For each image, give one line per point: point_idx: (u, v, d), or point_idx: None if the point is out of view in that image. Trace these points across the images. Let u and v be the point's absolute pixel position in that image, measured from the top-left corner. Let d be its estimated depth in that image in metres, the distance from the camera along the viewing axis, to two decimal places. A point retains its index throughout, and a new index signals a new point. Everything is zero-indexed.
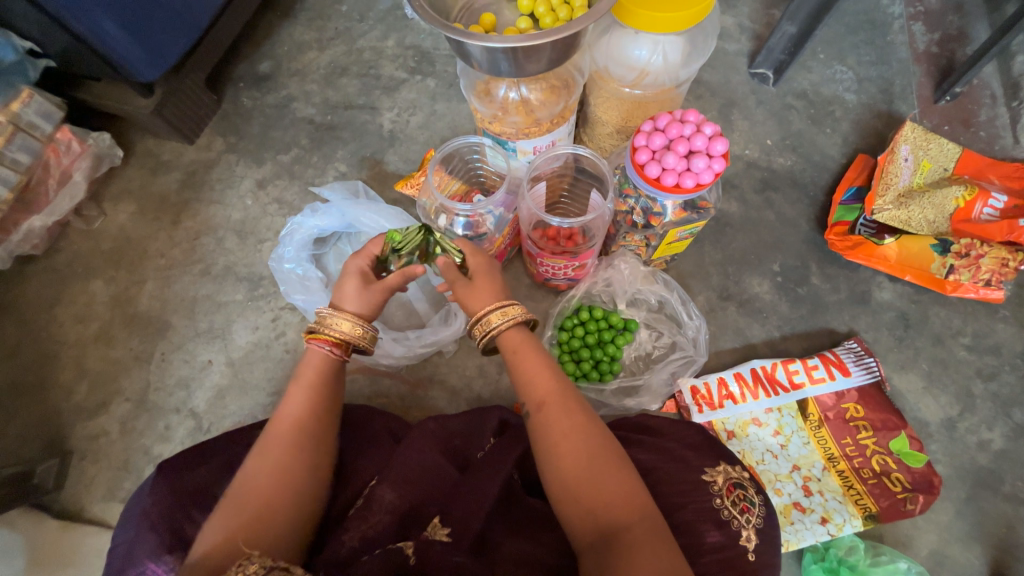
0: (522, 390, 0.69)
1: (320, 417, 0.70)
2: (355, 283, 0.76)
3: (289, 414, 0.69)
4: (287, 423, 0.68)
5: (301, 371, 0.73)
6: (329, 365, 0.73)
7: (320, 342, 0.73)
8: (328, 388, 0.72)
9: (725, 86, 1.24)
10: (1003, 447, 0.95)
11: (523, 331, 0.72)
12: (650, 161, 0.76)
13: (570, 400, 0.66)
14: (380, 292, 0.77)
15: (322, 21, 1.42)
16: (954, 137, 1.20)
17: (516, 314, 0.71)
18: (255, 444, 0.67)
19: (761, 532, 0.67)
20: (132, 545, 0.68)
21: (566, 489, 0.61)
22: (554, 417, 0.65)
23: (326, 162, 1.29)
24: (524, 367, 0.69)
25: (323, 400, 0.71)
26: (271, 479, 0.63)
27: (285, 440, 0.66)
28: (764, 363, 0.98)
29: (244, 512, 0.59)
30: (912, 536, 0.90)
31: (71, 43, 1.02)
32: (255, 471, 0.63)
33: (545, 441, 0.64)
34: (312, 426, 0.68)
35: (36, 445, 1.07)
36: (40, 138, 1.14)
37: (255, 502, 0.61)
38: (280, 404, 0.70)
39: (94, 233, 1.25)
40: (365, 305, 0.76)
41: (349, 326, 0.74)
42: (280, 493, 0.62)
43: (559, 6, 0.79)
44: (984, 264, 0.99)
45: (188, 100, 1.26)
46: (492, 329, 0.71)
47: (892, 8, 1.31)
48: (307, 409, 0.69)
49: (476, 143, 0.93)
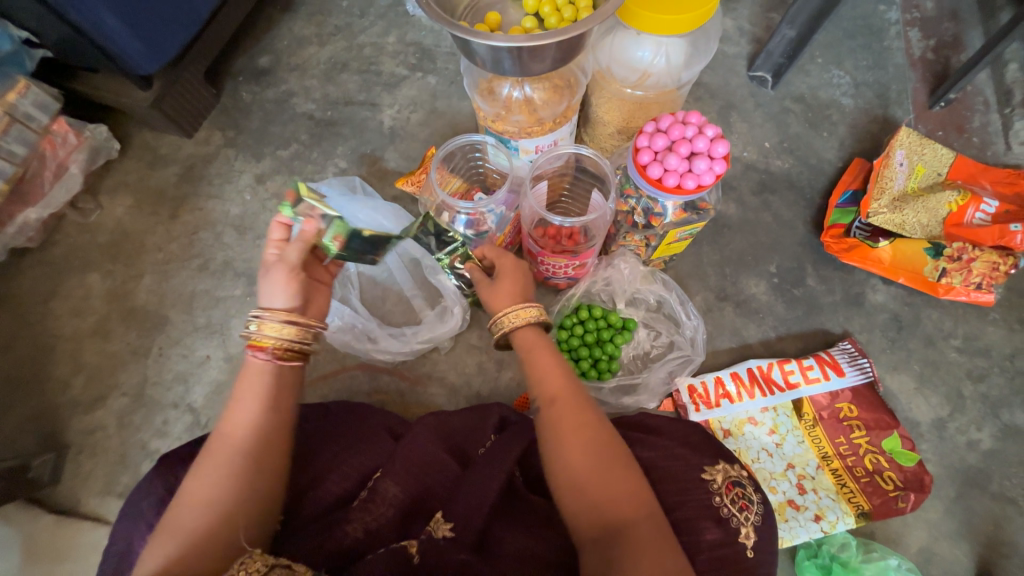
0: (533, 385, 0.70)
1: (264, 441, 0.67)
2: (263, 278, 0.75)
3: (228, 435, 0.67)
4: (225, 445, 0.66)
5: (238, 389, 0.70)
6: (266, 370, 0.70)
7: (254, 349, 0.72)
8: (271, 408, 0.69)
9: (724, 89, 1.25)
10: (992, 447, 0.97)
11: (537, 331, 0.74)
12: (653, 162, 0.77)
13: (580, 399, 0.67)
14: (282, 274, 0.74)
15: (322, 17, 1.42)
16: (948, 142, 1.22)
17: (535, 314, 0.74)
18: (191, 469, 0.65)
19: (758, 529, 0.68)
20: (127, 549, 0.68)
21: (572, 482, 0.62)
22: (564, 413, 0.66)
23: (326, 158, 1.29)
24: (534, 364, 0.71)
25: (269, 419, 0.68)
26: (205, 512, 0.61)
27: (223, 463, 0.64)
28: (760, 363, 0.99)
29: (177, 542, 0.58)
30: (902, 534, 0.91)
31: (69, 34, 1.02)
32: (192, 501, 0.62)
33: (555, 435, 0.65)
34: (256, 445, 0.66)
35: (31, 440, 1.06)
36: (37, 130, 1.13)
37: (188, 529, 0.60)
38: (221, 422, 0.68)
39: (91, 227, 1.24)
40: (283, 296, 0.73)
41: (269, 323, 0.72)
42: (215, 522, 0.61)
43: (564, 7, 0.79)
44: (975, 268, 1.02)
45: (187, 93, 1.25)
46: (506, 328, 0.74)
47: (889, 14, 1.33)
48: (252, 429, 0.67)
49: (479, 142, 0.94)
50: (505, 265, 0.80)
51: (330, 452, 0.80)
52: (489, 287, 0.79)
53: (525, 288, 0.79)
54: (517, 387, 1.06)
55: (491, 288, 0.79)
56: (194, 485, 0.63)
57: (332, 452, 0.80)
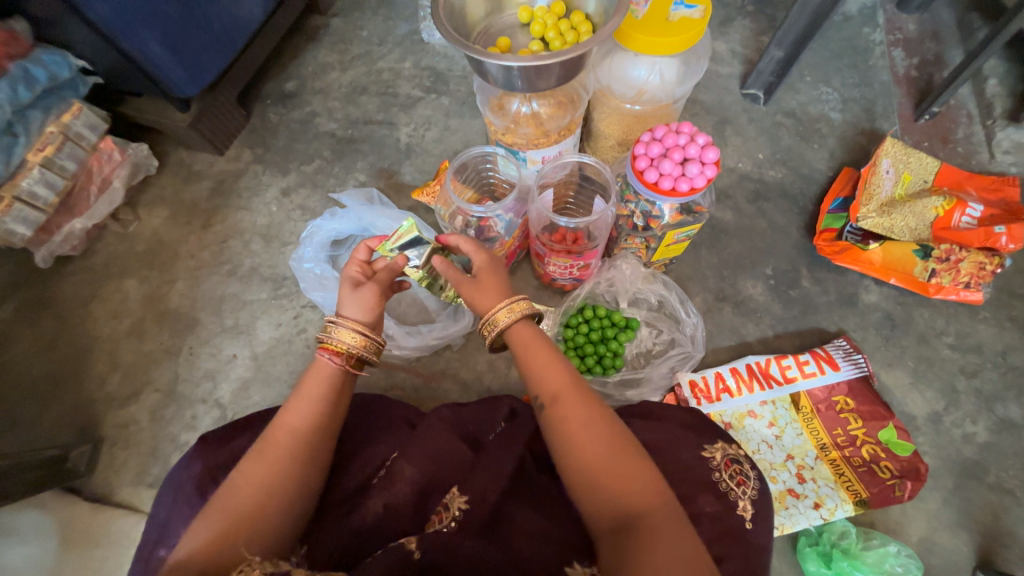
0: (535, 385, 0.71)
1: (319, 433, 0.71)
2: (348, 288, 0.80)
3: (287, 423, 0.71)
4: (285, 435, 0.70)
5: (304, 384, 0.74)
6: (334, 374, 0.75)
7: (326, 351, 0.76)
8: (329, 404, 0.73)
9: (719, 105, 1.34)
10: (988, 439, 0.99)
11: (529, 327, 0.76)
12: (649, 167, 0.84)
13: (581, 392, 0.68)
14: (371, 290, 0.78)
15: (345, 45, 1.54)
16: (934, 152, 1.29)
17: (525, 308, 0.75)
18: (248, 453, 0.70)
19: (756, 502, 0.72)
20: (170, 516, 0.73)
21: (585, 476, 0.64)
22: (567, 409, 0.67)
23: (347, 172, 1.38)
24: (533, 362, 0.72)
25: (327, 415, 0.73)
26: (255, 493, 0.65)
27: (280, 450, 0.69)
28: (758, 359, 1.04)
29: (229, 519, 0.63)
30: (902, 523, 0.94)
31: (121, 61, 1.13)
32: (245, 483, 0.66)
33: (563, 431, 0.67)
34: (311, 438, 0.71)
35: (68, 433, 1.13)
36: (86, 147, 1.23)
37: (240, 508, 0.64)
38: (282, 412, 0.72)
39: (129, 236, 1.33)
40: (361, 310, 0.77)
41: (346, 331, 0.76)
42: (262, 502, 0.65)
43: (567, 31, 0.87)
44: (963, 268, 1.07)
45: (221, 115, 1.37)
46: (500, 326, 0.74)
47: (873, 36, 1.42)
48: (311, 420, 0.71)
49: (490, 152, 1.02)
50: (485, 260, 0.80)
51: (352, 441, 0.86)
52: (472, 286, 0.78)
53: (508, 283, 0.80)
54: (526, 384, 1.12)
55: (472, 282, 0.78)
56: (250, 467, 0.67)
57: (356, 440, 0.86)
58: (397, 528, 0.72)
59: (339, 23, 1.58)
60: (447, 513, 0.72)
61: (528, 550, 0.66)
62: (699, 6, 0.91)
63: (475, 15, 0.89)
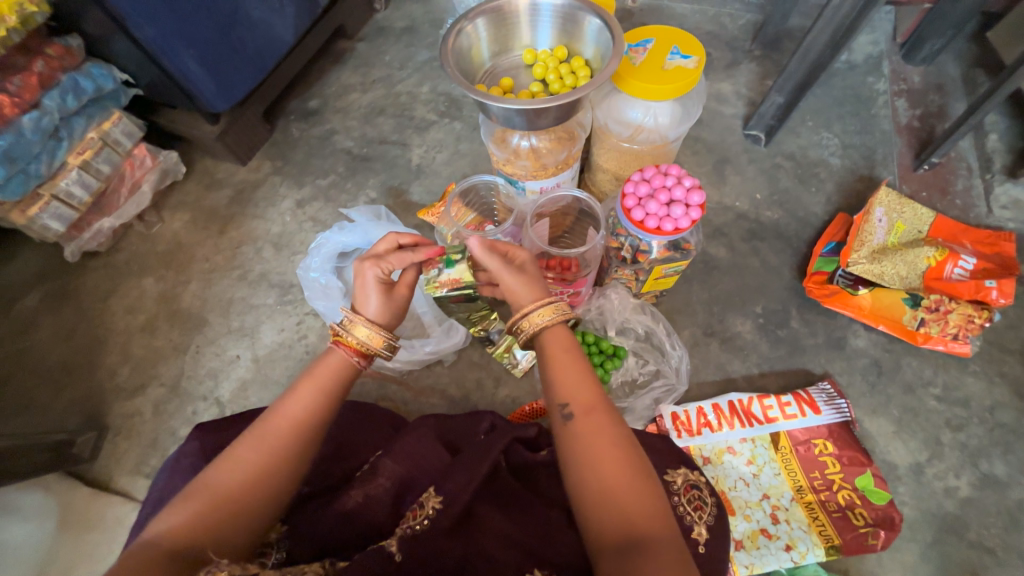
0: (566, 392, 0.68)
1: (320, 429, 0.71)
2: (372, 290, 0.79)
3: (289, 413, 0.69)
4: (285, 423, 0.69)
5: (315, 371, 0.74)
6: (346, 369, 0.76)
7: (342, 346, 0.76)
8: (331, 398, 0.73)
9: (720, 144, 1.38)
10: (969, 495, 0.99)
11: (560, 330, 0.73)
12: (636, 206, 0.88)
13: (614, 412, 0.67)
14: (394, 292, 0.80)
15: (367, 68, 1.64)
16: (931, 202, 1.31)
17: (563, 313, 0.73)
18: (243, 434, 0.69)
19: (711, 528, 0.74)
20: (164, 489, 0.78)
21: (601, 493, 0.62)
22: (599, 425, 0.66)
23: (359, 188, 1.46)
24: (567, 370, 0.70)
25: (329, 414, 0.72)
26: (244, 477, 0.65)
27: (279, 438, 0.68)
28: (740, 396, 1.06)
29: (211, 501, 0.62)
30: (876, 574, 0.94)
31: (161, 77, 1.23)
32: (236, 465, 0.65)
33: (586, 445, 0.65)
34: (310, 430, 0.70)
35: (76, 419, 1.19)
36: (121, 153, 1.33)
37: (224, 492, 0.63)
38: (284, 397, 0.71)
39: (152, 236, 1.42)
40: (382, 309, 0.79)
41: (364, 328, 0.77)
42: (247, 489, 0.64)
43: (567, 75, 0.94)
44: (952, 319, 1.07)
45: (246, 128, 1.46)
46: (537, 326, 0.72)
47: (876, 85, 1.46)
48: (311, 414, 0.70)
49: (491, 182, 1.08)
50: (527, 257, 0.80)
51: (341, 435, 0.90)
52: (510, 279, 0.77)
53: (541, 278, 0.79)
54: (512, 404, 1.15)
55: (514, 274, 0.77)
56: (243, 451, 0.66)
57: (344, 434, 0.90)
58: (372, 520, 0.75)
59: (364, 48, 1.68)
60: (421, 511, 0.74)
61: (492, 548, 0.69)
62: (693, 57, 0.96)
63: (481, 57, 0.96)
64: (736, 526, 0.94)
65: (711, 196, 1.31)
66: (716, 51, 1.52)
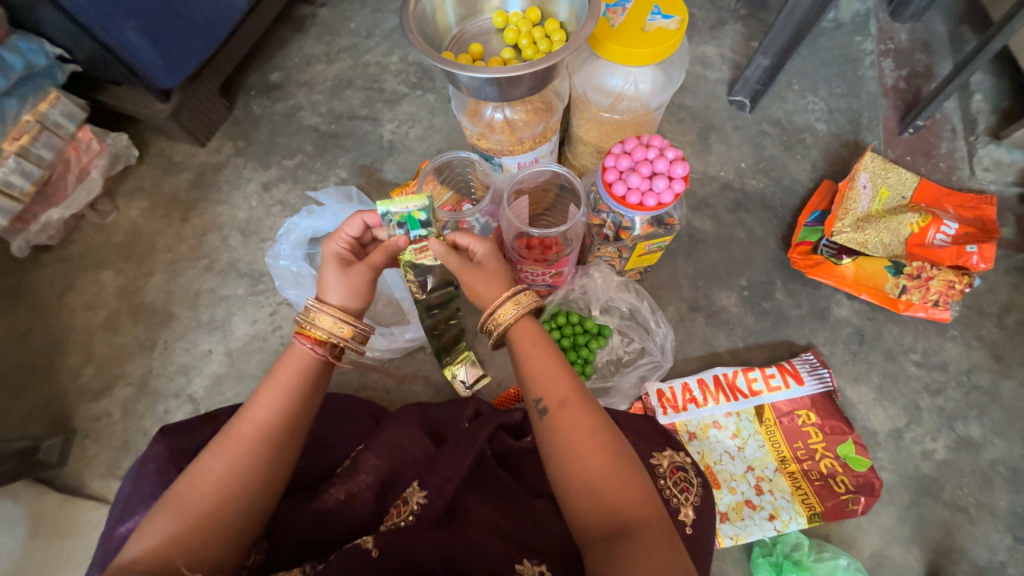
0: (539, 386, 0.67)
1: (291, 431, 0.67)
2: (335, 268, 0.75)
3: (255, 419, 0.66)
4: (248, 431, 0.65)
5: (276, 373, 0.70)
6: (312, 365, 0.71)
7: (305, 338, 0.72)
8: (298, 399, 0.69)
9: (705, 111, 1.33)
10: (945, 457, 1.02)
11: (529, 322, 0.72)
12: (617, 181, 0.84)
13: (591, 401, 0.66)
14: (356, 276, 0.75)
15: (331, 37, 1.52)
16: (915, 166, 1.29)
17: (527, 302, 0.71)
18: (209, 445, 0.65)
19: (698, 508, 0.75)
20: (130, 496, 0.74)
21: (584, 486, 0.61)
22: (576, 417, 0.64)
23: (329, 168, 1.38)
24: (539, 363, 0.68)
25: (298, 416, 0.68)
26: (213, 490, 0.62)
27: (246, 446, 0.64)
28: (725, 370, 1.05)
29: (180, 520, 0.60)
30: (856, 537, 0.97)
31: (98, 51, 1.11)
32: (204, 479, 0.62)
33: (565, 439, 0.63)
34: (276, 435, 0.66)
35: (41, 424, 1.14)
36: (64, 137, 1.22)
37: (192, 510, 0.60)
38: (248, 405, 0.68)
39: (107, 227, 1.33)
40: (347, 295, 0.74)
41: (328, 317, 0.72)
42: (219, 502, 0.61)
43: (540, 39, 0.87)
44: (933, 286, 1.07)
45: (202, 106, 1.35)
46: (504, 322, 0.70)
47: (864, 45, 1.41)
48: (280, 418, 0.67)
49: (466, 158, 1.00)
50: (485, 247, 0.76)
51: (319, 430, 0.87)
52: (473, 271, 0.74)
53: (505, 269, 0.76)
54: (496, 388, 1.13)
55: (473, 271, 0.74)
56: (208, 463, 0.63)
57: (321, 430, 0.87)
58: (356, 517, 0.73)
59: (327, 13, 1.56)
60: (405, 507, 0.72)
61: (478, 539, 0.68)
62: (676, 17, 0.90)
63: (446, 22, 0.88)
64: (722, 498, 0.95)
65: (695, 167, 1.27)
66: (700, 10, 1.45)
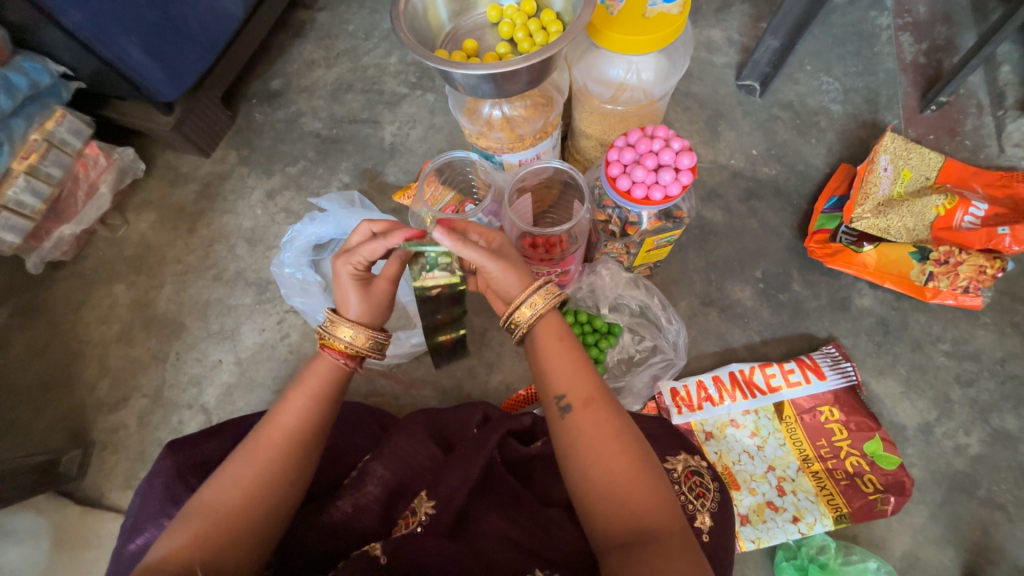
0: (561, 383, 0.64)
1: (312, 436, 0.66)
2: (354, 281, 0.73)
3: (280, 422, 0.66)
4: (277, 435, 0.65)
5: (302, 378, 0.69)
6: (335, 375, 0.70)
7: (330, 351, 0.71)
8: (324, 403, 0.68)
9: (712, 98, 1.28)
10: (980, 452, 0.97)
11: (553, 318, 0.69)
12: (622, 175, 0.81)
13: (614, 401, 0.64)
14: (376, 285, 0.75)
15: (330, 41, 1.51)
16: (939, 146, 1.22)
17: (554, 295, 0.68)
18: (236, 449, 0.65)
19: (716, 515, 0.72)
20: (138, 512, 0.75)
21: (605, 487, 0.59)
22: (600, 417, 0.62)
23: (331, 173, 1.37)
24: (562, 360, 0.66)
25: (320, 420, 0.67)
26: (239, 493, 0.61)
27: (270, 450, 0.64)
28: (742, 367, 1.01)
29: (207, 524, 0.59)
30: (885, 538, 0.93)
31: (101, 67, 1.12)
32: (229, 482, 0.62)
33: (586, 439, 0.61)
34: (304, 439, 0.66)
35: (61, 437, 1.16)
36: (71, 153, 1.22)
37: (219, 512, 0.60)
38: (274, 409, 0.67)
39: (118, 241, 1.35)
40: (367, 306, 0.74)
41: (348, 328, 0.71)
42: (241, 505, 0.60)
43: (537, 32, 0.85)
44: (962, 271, 1.01)
45: (206, 116, 1.36)
46: (528, 318, 0.68)
47: (880, 20, 1.34)
48: (304, 421, 0.66)
49: (464, 158, 0.97)
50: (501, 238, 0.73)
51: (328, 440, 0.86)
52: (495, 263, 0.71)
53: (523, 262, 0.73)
54: (505, 390, 1.12)
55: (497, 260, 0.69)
56: (238, 467, 0.63)
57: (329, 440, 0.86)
58: (366, 528, 0.72)
59: (326, 17, 1.55)
60: (413, 518, 0.70)
61: (489, 551, 0.66)
62: None
63: (439, 19, 0.86)
64: (742, 500, 0.92)
65: (704, 156, 1.22)
66: None
